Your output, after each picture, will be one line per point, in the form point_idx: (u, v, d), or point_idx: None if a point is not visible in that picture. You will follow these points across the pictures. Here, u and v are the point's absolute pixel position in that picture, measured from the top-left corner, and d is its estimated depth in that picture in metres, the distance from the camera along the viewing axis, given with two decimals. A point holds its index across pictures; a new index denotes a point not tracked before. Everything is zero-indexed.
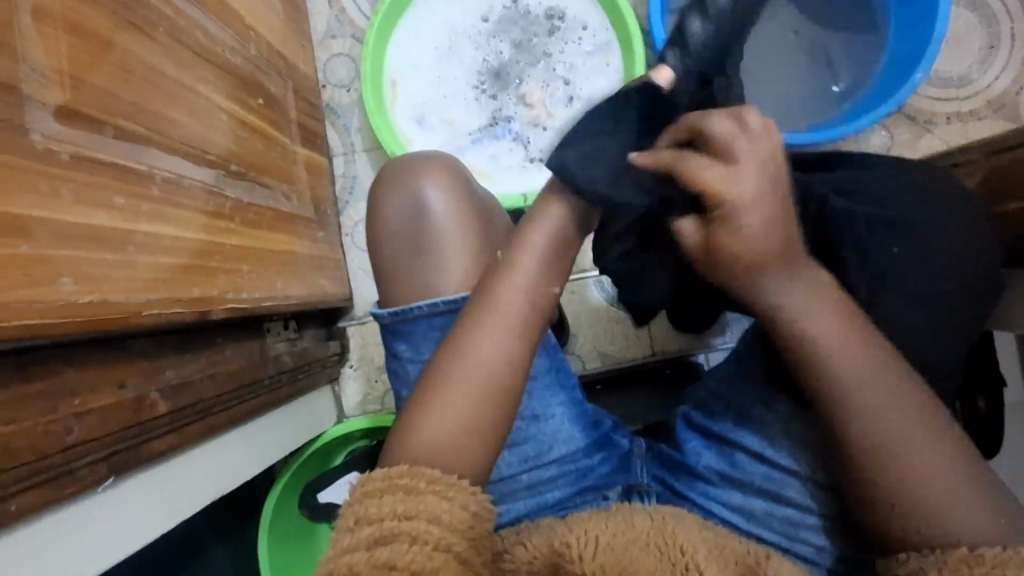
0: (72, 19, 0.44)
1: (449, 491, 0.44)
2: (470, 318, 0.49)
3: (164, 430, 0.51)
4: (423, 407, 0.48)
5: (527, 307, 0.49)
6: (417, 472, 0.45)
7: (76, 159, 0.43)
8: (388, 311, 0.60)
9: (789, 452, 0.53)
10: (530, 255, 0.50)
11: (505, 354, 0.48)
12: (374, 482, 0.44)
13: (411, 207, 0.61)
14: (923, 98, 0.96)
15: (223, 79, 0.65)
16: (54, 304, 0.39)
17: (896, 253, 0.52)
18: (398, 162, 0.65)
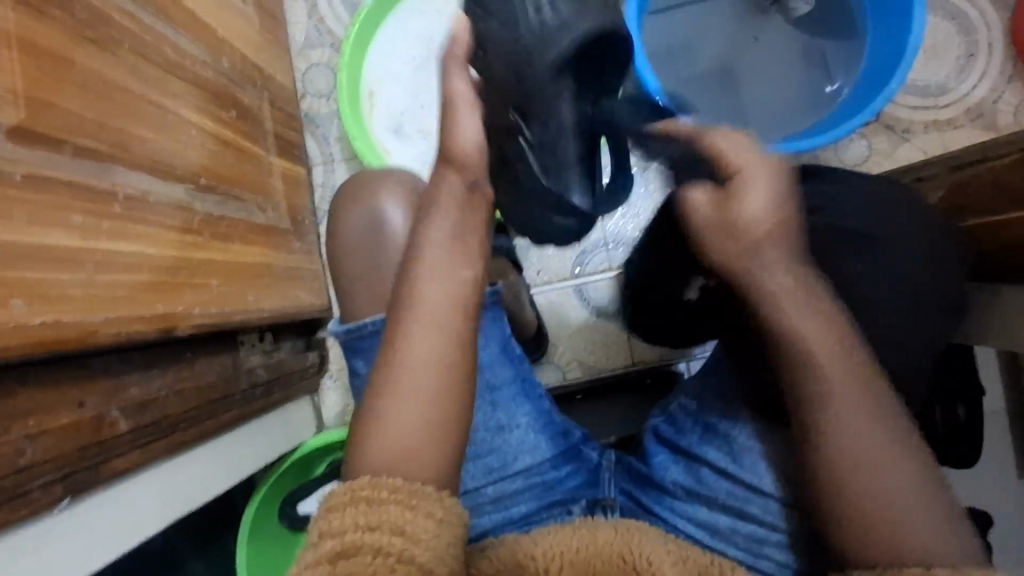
0: (27, 38, 0.44)
1: (411, 500, 0.43)
2: (395, 329, 0.50)
3: (127, 448, 0.50)
4: (371, 417, 0.48)
5: (445, 304, 0.50)
6: (378, 483, 0.44)
7: (30, 179, 0.42)
8: (343, 328, 0.61)
9: (754, 472, 0.54)
10: (437, 253, 0.52)
11: (447, 353, 0.49)
12: (338, 497, 0.43)
13: (369, 224, 0.63)
14: (901, 106, 0.96)
15: (194, 92, 0.65)
16: (5, 326, 0.39)
17: (859, 268, 0.53)
18: (355, 180, 0.67)
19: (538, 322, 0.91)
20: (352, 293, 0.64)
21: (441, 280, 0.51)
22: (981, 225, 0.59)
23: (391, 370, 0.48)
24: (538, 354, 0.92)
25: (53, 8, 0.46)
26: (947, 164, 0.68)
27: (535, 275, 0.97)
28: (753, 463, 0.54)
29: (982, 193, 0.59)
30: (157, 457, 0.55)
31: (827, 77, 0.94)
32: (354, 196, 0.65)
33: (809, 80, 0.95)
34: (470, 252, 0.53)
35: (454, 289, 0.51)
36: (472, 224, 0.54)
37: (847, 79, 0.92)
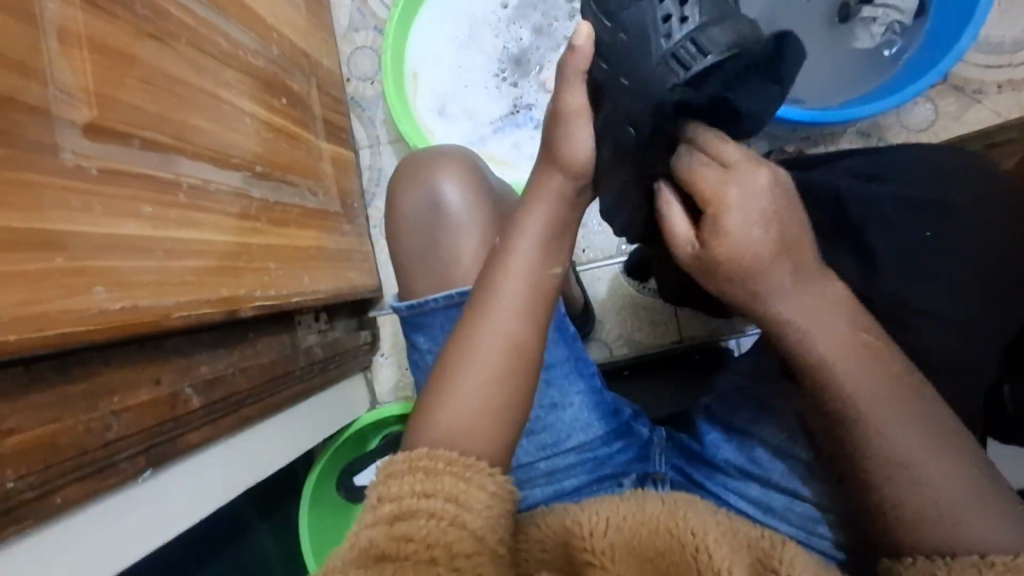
0: (95, 37, 0.46)
1: (465, 472, 0.45)
2: (477, 305, 0.51)
3: (200, 422, 0.54)
4: (442, 392, 0.50)
5: (527, 291, 0.51)
6: (434, 454, 0.46)
7: (105, 173, 0.45)
8: (405, 304, 0.63)
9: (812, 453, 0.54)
10: (526, 239, 0.52)
11: (518, 337, 0.50)
12: (396, 465, 0.45)
13: (425, 202, 0.65)
14: (970, 66, 0.90)
15: (247, 82, 0.67)
16: (89, 312, 0.42)
17: (929, 237, 0.53)
18: (415, 158, 0.68)
19: (584, 301, 0.91)
20: (410, 271, 0.65)
21: (523, 270, 0.51)
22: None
23: (465, 343, 0.50)
24: (585, 331, 0.93)
25: (117, 6, 0.49)
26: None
27: (581, 253, 0.97)
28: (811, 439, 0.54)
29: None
30: (227, 431, 0.59)
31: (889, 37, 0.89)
32: (410, 176, 0.66)
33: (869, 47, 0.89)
34: (560, 246, 0.53)
35: (538, 281, 0.52)
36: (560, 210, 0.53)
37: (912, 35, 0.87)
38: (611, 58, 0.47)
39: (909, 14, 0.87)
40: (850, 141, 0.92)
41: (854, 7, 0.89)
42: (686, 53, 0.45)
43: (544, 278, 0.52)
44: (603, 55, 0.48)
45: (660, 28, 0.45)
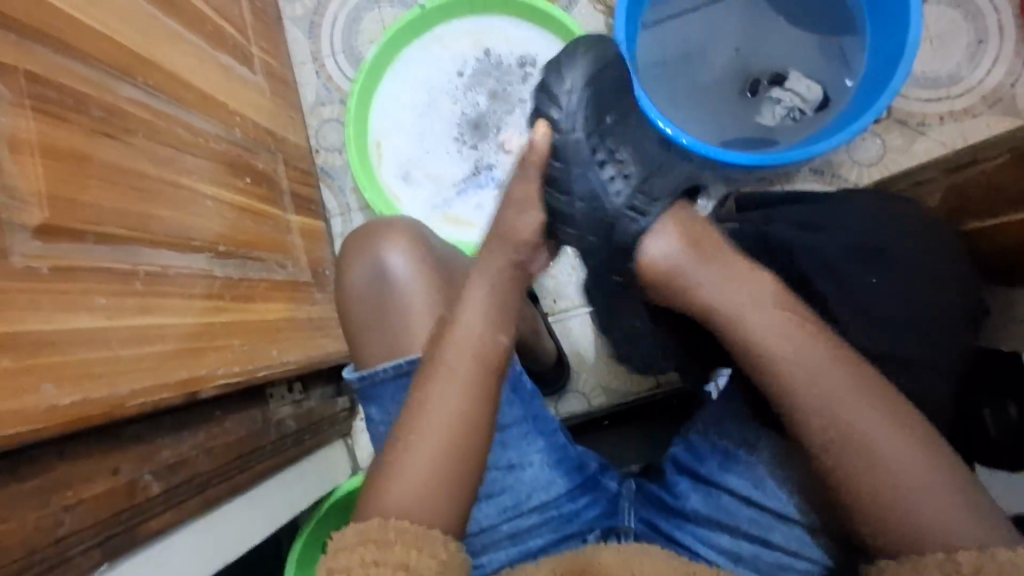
0: (47, 142, 0.48)
1: (417, 542, 0.46)
2: (425, 384, 0.54)
3: (161, 509, 0.54)
4: (391, 461, 0.51)
5: (472, 364, 0.54)
6: (387, 524, 0.46)
7: (56, 271, 0.47)
8: (356, 376, 0.63)
9: (776, 499, 0.57)
10: (471, 314, 0.55)
11: (463, 411, 0.52)
12: (345, 539, 0.45)
13: (371, 274, 0.66)
14: (911, 100, 0.94)
15: (208, 167, 0.70)
16: (36, 410, 0.42)
17: (868, 280, 0.58)
18: (359, 231, 0.70)
19: (558, 352, 0.92)
20: (364, 340, 0.66)
21: (467, 344, 0.54)
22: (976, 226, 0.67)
23: (413, 422, 0.52)
24: (561, 381, 0.93)
25: (70, 112, 0.51)
26: (940, 167, 0.74)
27: (553, 304, 0.98)
28: (772, 488, 0.57)
29: (979, 195, 0.67)
30: (193, 514, 0.58)
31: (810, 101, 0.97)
32: (355, 251, 0.68)
33: (782, 108, 0.98)
34: (506, 314, 0.57)
35: (481, 351, 0.55)
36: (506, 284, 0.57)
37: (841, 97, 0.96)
38: (572, 221, 0.54)
39: (811, 105, 0.97)
40: (805, 179, 0.94)
41: (763, 85, 1.00)
42: (640, 171, 0.59)
43: (492, 352, 0.55)
44: None
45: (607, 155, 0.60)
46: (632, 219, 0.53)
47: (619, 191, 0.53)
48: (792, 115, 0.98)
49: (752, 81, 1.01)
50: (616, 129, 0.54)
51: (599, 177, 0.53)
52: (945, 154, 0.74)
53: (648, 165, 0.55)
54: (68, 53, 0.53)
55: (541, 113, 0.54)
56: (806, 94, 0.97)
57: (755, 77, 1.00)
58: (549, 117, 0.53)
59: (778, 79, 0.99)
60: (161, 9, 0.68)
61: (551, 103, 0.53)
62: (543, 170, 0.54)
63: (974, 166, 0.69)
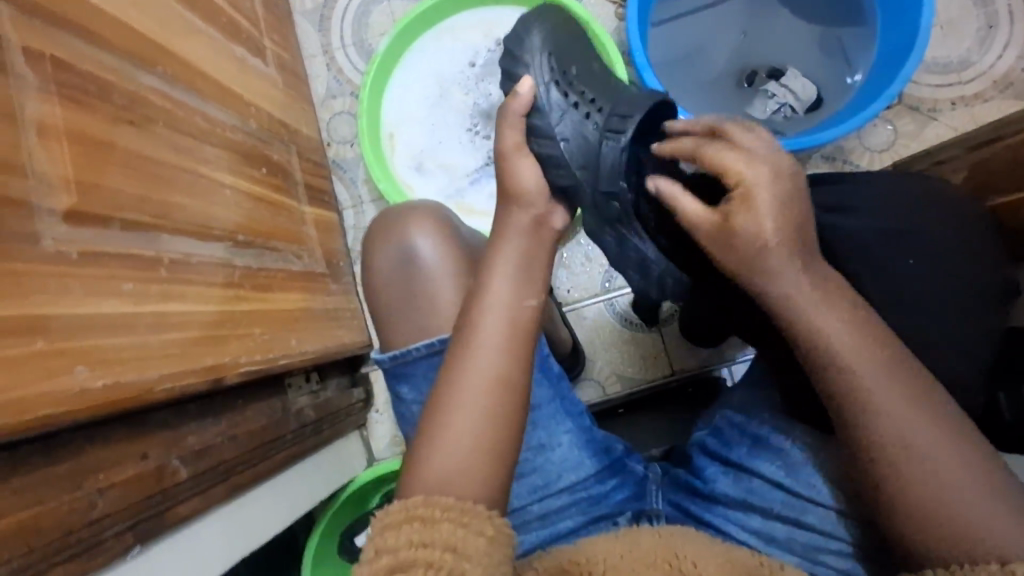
0: (74, 129, 0.48)
1: (463, 519, 0.45)
2: (460, 348, 0.56)
3: (188, 494, 0.54)
4: (431, 434, 0.52)
5: (507, 326, 0.56)
6: (434, 502, 0.46)
7: (85, 256, 0.47)
8: (388, 356, 0.64)
9: (808, 485, 0.57)
10: (501, 278, 0.58)
11: (501, 376, 0.54)
12: (393, 515, 0.45)
13: (398, 256, 0.67)
14: (922, 86, 0.94)
15: (226, 156, 0.70)
16: (70, 392, 0.42)
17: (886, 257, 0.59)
18: (386, 214, 0.71)
19: (572, 340, 0.92)
20: (393, 322, 0.67)
21: (501, 307, 0.57)
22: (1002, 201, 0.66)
23: (452, 383, 0.54)
24: (576, 370, 0.93)
25: (94, 99, 0.51)
26: (965, 144, 0.74)
27: (566, 294, 0.98)
28: (806, 475, 0.57)
29: (1001, 168, 0.67)
30: (218, 500, 0.59)
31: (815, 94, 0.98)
32: (383, 235, 0.69)
33: (784, 97, 0.98)
34: (532, 280, 0.59)
35: (517, 318, 0.57)
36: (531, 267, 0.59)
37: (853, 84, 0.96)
38: (565, 163, 0.62)
39: (803, 105, 0.98)
40: (816, 166, 0.94)
41: (761, 78, 1.01)
42: (614, 125, 0.62)
43: (525, 320, 0.57)
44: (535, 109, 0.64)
45: (572, 111, 0.64)
46: (614, 141, 0.61)
47: (597, 127, 0.63)
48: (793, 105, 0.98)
49: (748, 74, 1.02)
50: (580, 75, 0.67)
51: (577, 117, 0.64)
52: (962, 133, 0.75)
53: (613, 96, 0.65)
54: (90, 40, 0.53)
55: (518, 78, 0.68)
56: (798, 93, 0.97)
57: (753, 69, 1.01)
58: (521, 73, 0.67)
59: (775, 72, 1.00)
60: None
61: (524, 67, 0.67)
62: (525, 121, 0.64)
63: (994, 143, 0.69)
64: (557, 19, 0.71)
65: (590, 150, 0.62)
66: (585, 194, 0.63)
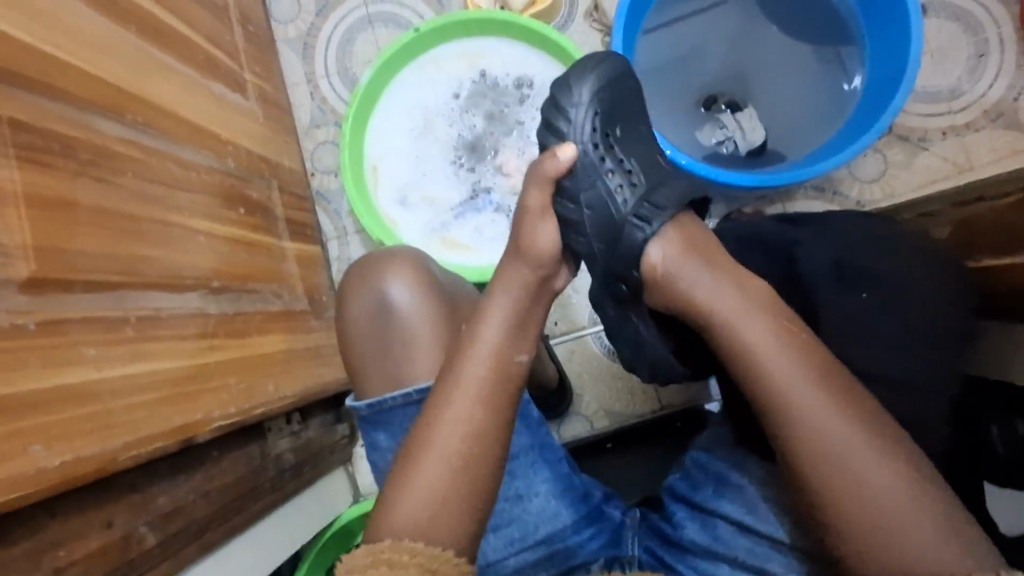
0: (34, 192, 0.47)
1: (430, 564, 0.45)
2: (442, 394, 0.54)
3: (157, 560, 0.53)
4: (403, 481, 0.50)
5: (490, 376, 0.54)
6: (399, 546, 0.45)
7: (44, 325, 0.45)
8: (364, 404, 0.63)
9: (770, 525, 0.56)
10: (490, 326, 0.57)
11: (480, 426, 0.52)
12: (358, 560, 0.44)
13: (375, 306, 0.65)
14: (912, 115, 0.92)
15: (201, 201, 0.69)
16: (25, 473, 0.41)
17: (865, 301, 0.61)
18: (364, 262, 0.69)
19: (559, 375, 0.91)
20: (367, 371, 0.65)
21: (488, 356, 0.55)
22: (993, 264, 0.65)
23: (431, 430, 0.52)
24: (563, 406, 0.91)
25: (57, 157, 0.50)
26: (949, 201, 0.76)
27: (553, 326, 0.97)
28: (766, 514, 0.57)
29: (987, 227, 0.67)
30: (191, 561, 0.57)
31: (781, 125, 1.00)
32: (359, 282, 0.67)
33: (735, 128, 0.99)
34: (524, 332, 0.58)
35: (497, 361, 0.55)
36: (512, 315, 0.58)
37: (840, 114, 0.95)
38: (584, 230, 0.61)
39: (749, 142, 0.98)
40: (806, 198, 0.93)
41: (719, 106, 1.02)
42: (645, 212, 0.60)
43: (509, 373, 0.55)
44: (569, 173, 0.61)
45: (606, 180, 0.61)
46: (640, 228, 0.59)
47: (626, 202, 0.61)
48: (741, 135, 0.98)
49: (708, 100, 1.02)
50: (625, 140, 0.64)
51: (608, 186, 0.61)
52: (955, 188, 0.78)
53: (653, 174, 0.63)
54: (52, 95, 0.51)
55: (558, 132, 0.63)
56: (743, 132, 0.98)
57: (714, 96, 1.02)
58: (562, 128, 0.63)
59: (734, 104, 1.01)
60: (151, 42, 0.67)
61: (566, 123, 0.63)
62: (555, 183, 0.61)
63: (981, 202, 0.70)
64: (611, 69, 0.66)
65: (612, 228, 0.60)
66: (598, 265, 0.62)
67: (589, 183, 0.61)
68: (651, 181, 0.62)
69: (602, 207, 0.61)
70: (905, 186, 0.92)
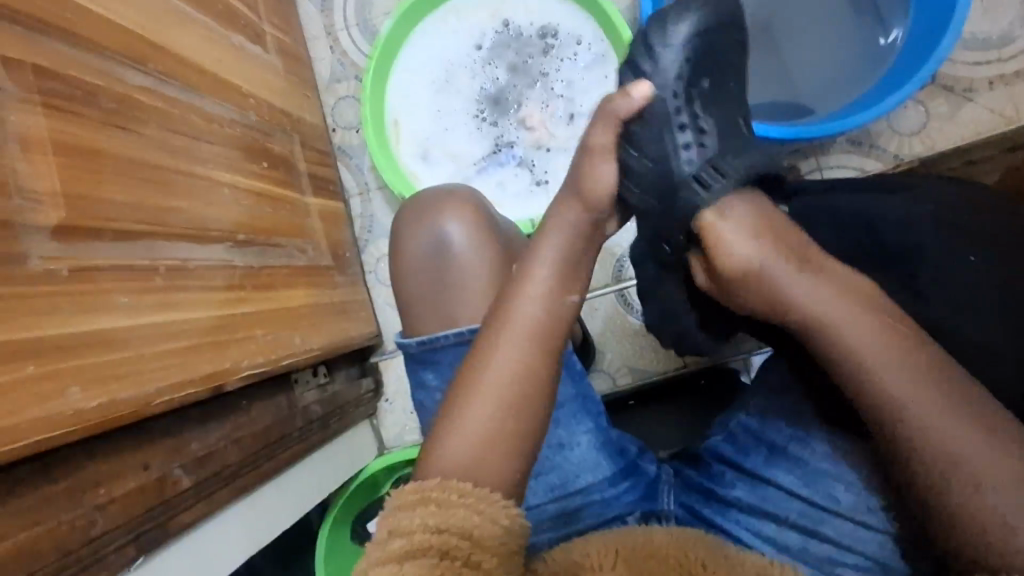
0: (59, 140, 0.47)
1: (479, 504, 0.44)
2: (494, 335, 0.54)
3: (192, 501, 0.55)
4: (447, 419, 0.51)
5: (541, 317, 0.55)
6: (447, 484, 0.45)
7: (76, 272, 0.46)
8: (415, 341, 0.65)
9: (827, 495, 0.57)
10: (543, 267, 0.57)
11: (526, 367, 0.53)
12: (406, 496, 0.44)
13: (434, 244, 0.67)
14: (958, 64, 0.88)
15: (224, 152, 0.68)
16: (62, 414, 0.42)
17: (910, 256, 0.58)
18: (423, 199, 0.70)
19: (583, 332, 0.90)
20: (415, 312, 0.68)
21: (540, 296, 0.55)
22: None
23: (481, 372, 0.53)
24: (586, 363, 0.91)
25: (81, 106, 0.50)
26: None
27: None
28: (827, 487, 0.57)
29: None
30: (224, 503, 0.59)
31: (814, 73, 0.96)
32: (415, 217, 0.69)
33: None
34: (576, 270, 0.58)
35: (552, 306, 0.55)
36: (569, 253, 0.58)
37: (881, 61, 0.91)
38: (640, 180, 0.57)
39: None
40: (842, 151, 0.90)
41: None
42: (707, 175, 0.56)
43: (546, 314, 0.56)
44: (643, 116, 0.57)
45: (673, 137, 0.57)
46: (698, 193, 0.55)
47: (691, 159, 0.57)
48: None
49: None
50: (708, 96, 0.59)
51: (676, 142, 0.57)
52: None
53: (727, 137, 0.58)
54: (72, 41, 0.51)
55: (638, 72, 0.59)
56: None
57: None
58: (646, 66, 0.58)
59: None
60: None
61: (649, 62, 0.58)
62: (623, 124, 0.57)
63: None
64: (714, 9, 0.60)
65: (664, 184, 0.57)
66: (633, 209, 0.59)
67: (656, 139, 0.57)
68: (719, 138, 0.58)
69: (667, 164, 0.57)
70: (947, 139, 0.88)
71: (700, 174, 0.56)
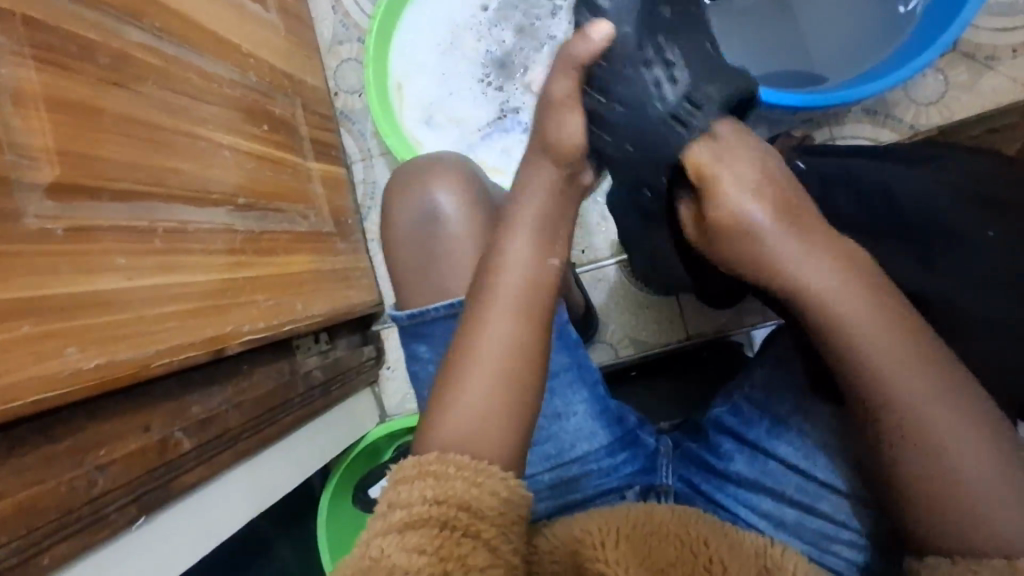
0: (54, 95, 0.46)
1: (476, 478, 0.44)
2: (475, 310, 0.54)
3: (194, 463, 0.55)
4: (444, 393, 0.51)
5: (524, 287, 0.54)
6: (445, 458, 0.45)
7: (73, 232, 0.45)
8: (405, 315, 0.64)
9: (825, 472, 0.57)
10: (518, 236, 0.55)
11: (514, 336, 0.52)
12: (404, 470, 0.44)
13: (422, 215, 0.66)
14: (980, 31, 0.85)
15: (223, 113, 0.67)
16: (61, 375, 0.42)
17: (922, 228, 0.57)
18: (406, 171, 0.70)
19: (586, 303, 0.89)
20: (410, 282, 0.67)
21: (518, 265, 0.54)
22: None
23: (471, 346, 0.52)
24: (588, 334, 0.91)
25: (76, 60, 0.48)
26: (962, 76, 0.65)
27: (580, 254, 0.95)
28: (823, 462, 0.57)
29: None
30: (226, 466, 0.60)
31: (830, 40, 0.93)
32: (402, 188, 0.68)
33: None
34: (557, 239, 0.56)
35: (533, 275, 0.54)
36: (549, 216, 0.56)
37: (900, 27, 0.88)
38: (613, 130, 0.52)
39: None
40: (856, 121, 0.87)
41: None
42: (684, 111, 0.50)
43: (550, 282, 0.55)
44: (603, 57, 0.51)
45: (643, 75, 0.51)
46: (679, 132, 0.50)
47: (666, 96, 0.51)
48: None
49: None
50: (675, 27, 0.53)
51: (646, 80, 0.51)
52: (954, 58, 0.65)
53: (701, 65, 0.52)
54: None
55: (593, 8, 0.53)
56: None
57: None
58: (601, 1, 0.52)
59: None
60: None
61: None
62: (582, 70, 0.52)
63: None
64: None
65: (638, 131, 0.51)
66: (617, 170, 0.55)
67: (622, 80, 0.51)
68: (690, 68, 0.52)
69: (638, 106, 0.51)
70: (966, 109, 0.85)
71: (675, 111, 0.50)
